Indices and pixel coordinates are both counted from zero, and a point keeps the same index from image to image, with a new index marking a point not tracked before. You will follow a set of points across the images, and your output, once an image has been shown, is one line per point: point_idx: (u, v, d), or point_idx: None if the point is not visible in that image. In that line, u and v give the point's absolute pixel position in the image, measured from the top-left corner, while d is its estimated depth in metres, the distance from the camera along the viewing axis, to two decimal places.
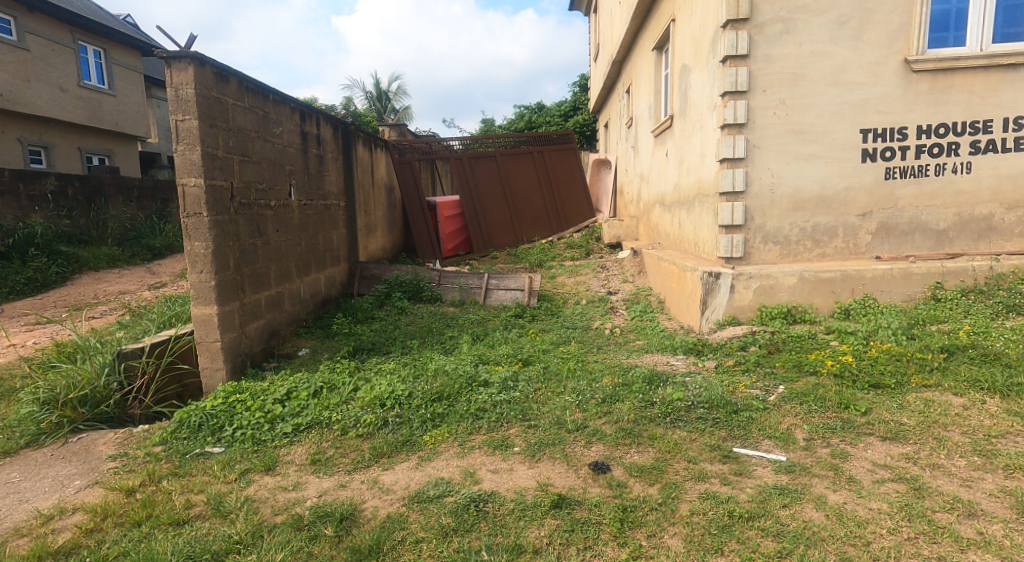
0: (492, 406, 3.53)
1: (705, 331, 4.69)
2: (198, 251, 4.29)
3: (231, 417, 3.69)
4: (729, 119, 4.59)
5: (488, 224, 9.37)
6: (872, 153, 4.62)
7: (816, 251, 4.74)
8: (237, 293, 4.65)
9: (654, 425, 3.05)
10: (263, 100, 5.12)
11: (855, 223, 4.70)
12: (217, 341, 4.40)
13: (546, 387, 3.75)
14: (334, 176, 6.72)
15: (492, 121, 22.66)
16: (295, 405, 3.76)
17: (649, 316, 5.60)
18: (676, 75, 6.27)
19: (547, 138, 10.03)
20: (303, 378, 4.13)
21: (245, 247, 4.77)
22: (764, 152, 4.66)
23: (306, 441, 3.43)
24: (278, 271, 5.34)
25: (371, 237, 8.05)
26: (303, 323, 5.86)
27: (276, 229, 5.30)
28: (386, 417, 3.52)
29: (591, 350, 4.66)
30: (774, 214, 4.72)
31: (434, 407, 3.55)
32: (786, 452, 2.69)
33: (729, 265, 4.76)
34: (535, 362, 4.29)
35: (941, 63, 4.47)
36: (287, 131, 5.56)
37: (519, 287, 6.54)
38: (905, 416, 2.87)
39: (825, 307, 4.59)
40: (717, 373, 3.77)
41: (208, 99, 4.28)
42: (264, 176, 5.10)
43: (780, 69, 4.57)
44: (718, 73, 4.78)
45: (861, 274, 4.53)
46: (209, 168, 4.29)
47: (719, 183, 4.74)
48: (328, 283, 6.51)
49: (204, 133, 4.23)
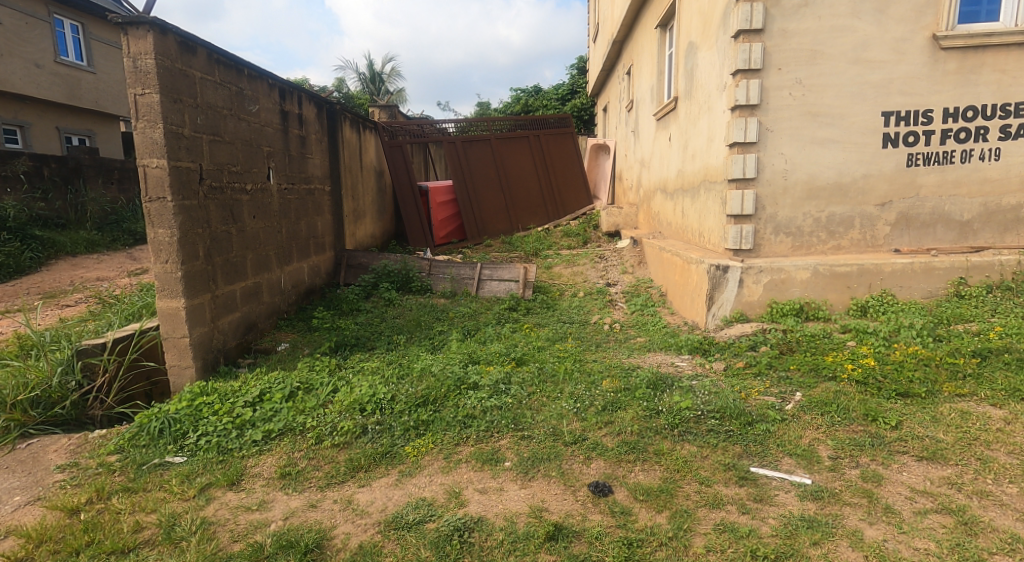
0: (481, 413, 3.22)
1: (711, 329, 4.39)
2: (163, 239, 3.94)
3: (197, 422, 3.39)
4: (741, 100, 4.26)
5: (482, 211, 9.03)
6: (894, 138, 4.30)
7: (830, 243, 4.43)
8: (208, 285, 4.32)
9: (661, 439, 2.74)
10: (237, 75, 4.75)
11: (873, 213, 4.39)
12: (185, 337, 4.07)
13: (541, 391, 3.43)
14: (317, 158, 6.35)
15: (486, 105, 22.27)
16: (268, 409, 3.47)
17: (650, 310, 5.31)
18: (682, 53, 5.92)
19: (544, 122, 9.65)
20: (278, 378, 3.86)
21: (216, 234, 4.43)
22: (778, 136, 4.33)
23: (277, 451, 3.14)
24: (255, 261, 5.00)
25: (359, 224, 7.69)
26: (285, 316, 5.55)
27: (252, 214, 4.96)
28: (365, 424, 3.22)
29: (589, 348, 4.36)
30: (787, 203, 4.40)
31: (418, 414, 3.25)
32: (810, 474, 2.37)
33: (737, 258, 4.45)
34: (530, 361, 3.98)
35: (973, 39, 4.13)
36: (264, 110, 5.19)
37: (514, 278, 6.21)
38: (940, 431, 2.57)
39: (839, 304, 4.30)
40: (727, 377, 3.49)
41: (171, 72, 3.90)
42: (238, 158, 4.74)
43: (797, 45, 4.23)
44: (729, 50, 4.44)
45: (879, 268, 4.22)
46: (174, 148, 3.93)
47: (729, 169, 4.42)
48: (312, 272, 6.17)
49: (168, 109, 3.86)
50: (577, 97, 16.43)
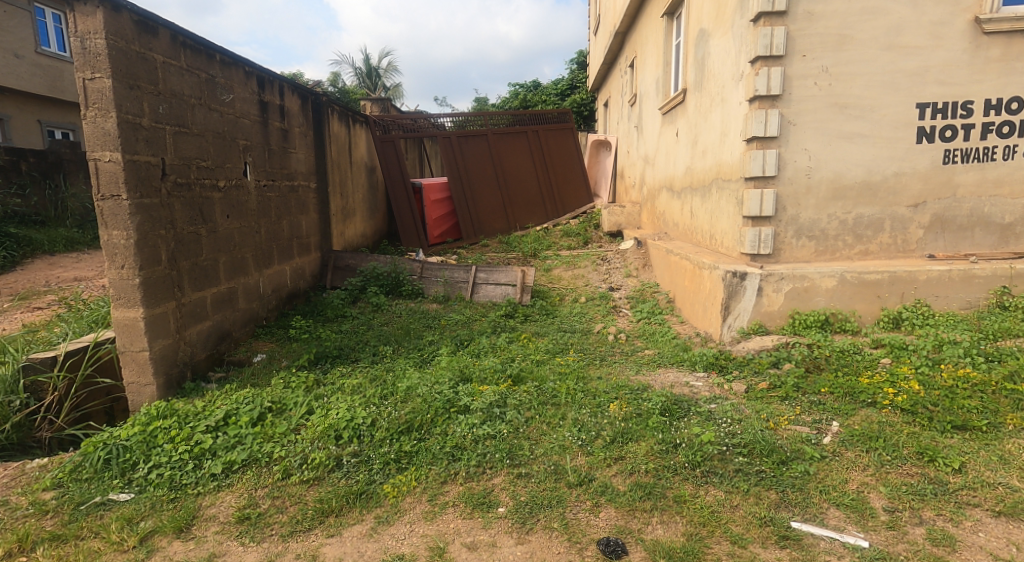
0: (472, 443, 2.82)
1: (726, 342, 3.99)
2: (117, 242, 3.54)
3: (149, 451, 2.98)
4: (761, 90, 3.86)
5: (478, 209, 8.62)
6: (930, 133, 3.90)
7: (857, 248, 4.04)
8: (173, 292, 3.92)
9: (682, 482, 2.35)
10: (207, 60, 4.33)
11: (905, 215, 3.99)
12: (144, 350, 3.66)
13: (540, 416, 3.03)
14: (301, 153, 5.93)
15: (484, 101, 21.82)
16: (232, 435, 3.07)
17: (658, 318, 4.90)
18: (691, 42, 5.52)
19: (544, 116, 9.23)
20: (247, 398, 3.45)
21: (182, 235, 4.02)
22: (801, 129, 3.93)
23: (237, 488, 2.75)
24: (229, 264, 4.59)
25: (348, 223, 7.27)
26: (264, 323, 5.14)
27: (225, 213, 4.54)
28: (340, 456, 2.82)
29: (593, 363, 3.96)
30: (810, 204, 4.01)
31: (400, 444, 2.85)
32: (866, 533, 2.05)
33: (756, 264, 4.05)
34: (528, 379, 3.57)
35: (1020, 23, 3.73)
36: (240, 100, 4.77)
37: (511, 282, 5.81)
38: (1014, 478, 2.21)
39: (868, 316, 3.90)
40: (750, 401, 3.10)
41: (125, 54, 3.50)
42: (209, 152, 4.33)
43: (824, 29, 3.83)
44: (748, 35, 4.04)
45: (913, 276, 3.83)
46: (130, 140, 3.53)
47: (746, 166, 4.02)
48: (295, 275, 5.76)
49: (121, 96, 3.46)
50: (577, 92, 16.01)
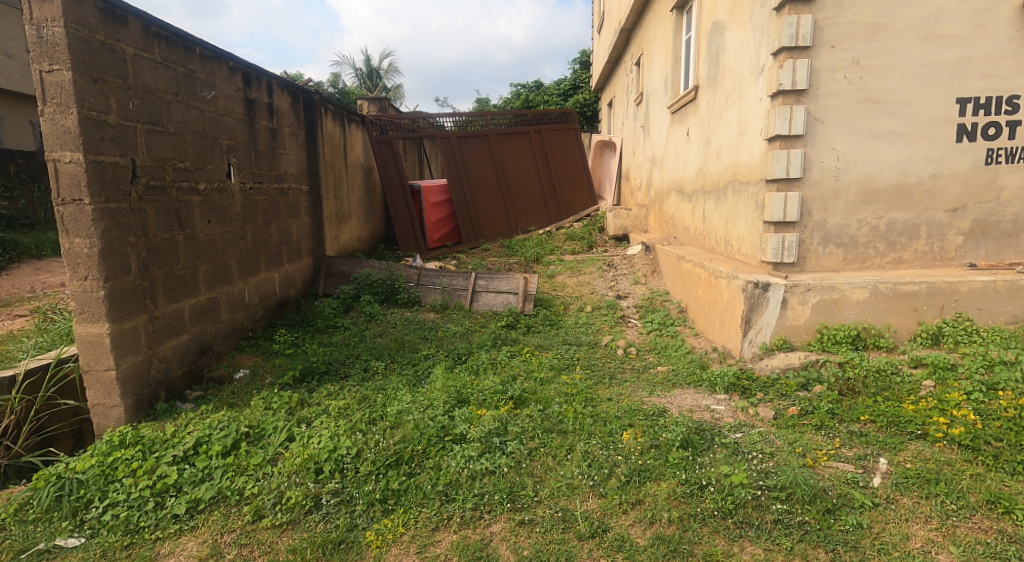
0: (468, 480, 2.51)
1: (747, 358, 3.66)
2: (80, 251, 3.23)
3: (106, 486, 2.66)
4: (786, 84, 3.53)
5: (479, 212, 8.30)
6: (972, 130, 3.58)
7: (890, 256, 3.70)
8: (145, 304, 3.60)
9: (711, 535, 2.12)
10: (184, 53, 4.01)
11: (943, 220, 3.65)
12: (110, 370, 3.34)
13: (545, 447, 2.70)
14: (291, 153, 5.60)
15: (486, 101, 21.49)
16: (201, 468, 2.75)
17: (671, 331, 4.56)
18: (704, 35, 5.19)
19: (547, 116, 8.90)
20: (221, 422, 3.12)
21: (156, 242, 3.70)
22: (829, 127, 3.60)
23: (201, 533, 2.43)
24: (210, 273, 4.26)
25: (342, 227, 6.95)
26: (249, 335, 4.81)
27: (206, 218, 4.22)
28: (319, 496, 2.51)
29: (602, 381, 3.62)
30: (838, 208, 3.68)
31: (388, 480, 2.53)
32: None
33: (779, 273, 3.71)
34: (531, 401, 3.23)
35: None
36: (222, 97, 4.45)
37: (513, 290, 5.48)
38: None
39: (904, 331, 3.56)
40: (781, 430, 2.77)
41: (88, 44, 3.18)
42: (186, 153, 4.01)
43: (855, 18, 3.50)
44: (770, 25, 3.71)
45: (954, 287, 3.49)
46: (94, 139, 3.22)
47: (768, 167, 3.69)
48: (284, 282, 5.44)
49: (84, 90, 3.15)
50: (580, 92, 15.68)
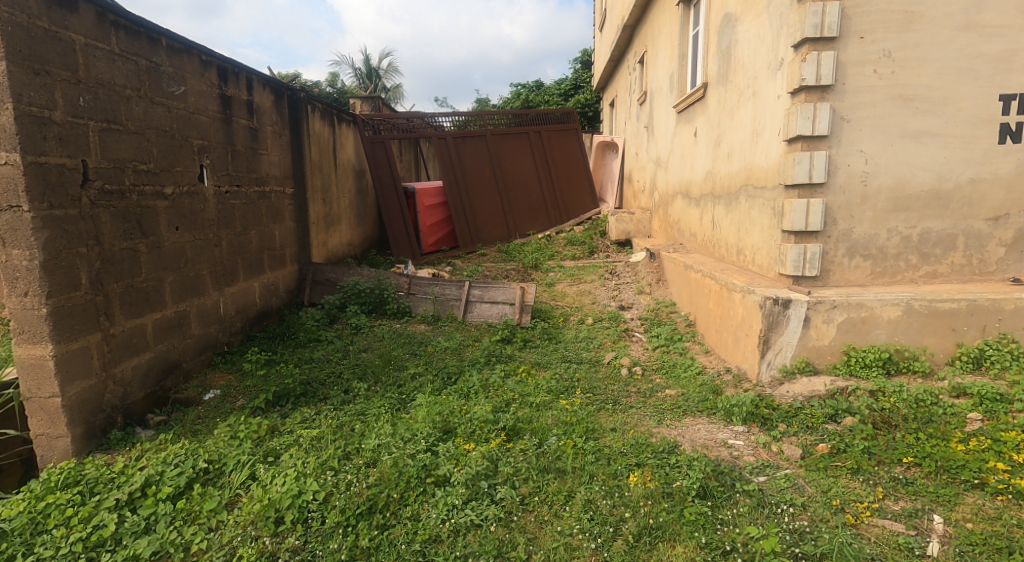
0: (449, 537, 2.17)
1: (766, 383, 3.30)
2: (19, 264, 2.88)
3: (34, 537, 2.31)
4: (809, 78, 3.17)
5: (475, 215, 7.94)
6: (1016, 130, 3.23)
7: (924, 269, 3.35)
8: (99, 321, 3.25)
9: None
10: (148, 44, 3.65)
11: (983, 230, 3.30)
12: (55, 397, 2.98)
13: (540, 493, 2.36)
14: (273, 153, 5.24)
15: (485, 101, 21.12)
16: (146, 515, 2.39)
17: (679, 347, 4.20)
18: (714, 28, 4.84)
19: (547, 116, 8.55)
20: (178, 455, 2.76)
21: (114, 253, 3.35)
22: (857, 127, 3.24)
23: None
24: (178, 285, 3.91)
25: (330, 232, 6.59)
26: (224, 350, 4.45)
27: (173, 225, 3.86)
28: (275, 554, 2.16)
29: (604, 407, 3.26)
30: (866, 217, 3.32)
31: (357, 536, 2.19)
32: None
33: (800, 288, 3.35)
34: (527, 431, 2.88)
35: None
36: (194, 93, 4.10)
37: (509, 301, 5.13)
38: None
39: (941, 353, 3.21)
40: (813, 473, 2.43)
41: (27, 31, 2.84)
42: (150, 153, 3.65)
43: (888, 6, 3.14)
44: (791, 14, 3.35)
45: (997, 305, 3.13)
46: (35, 138, 2.88)
47: (788, 171, 3.33)
48: (265, 292, 5.08)
49: (21, 83, 2.82)
50: (580, 92, 15.31)
